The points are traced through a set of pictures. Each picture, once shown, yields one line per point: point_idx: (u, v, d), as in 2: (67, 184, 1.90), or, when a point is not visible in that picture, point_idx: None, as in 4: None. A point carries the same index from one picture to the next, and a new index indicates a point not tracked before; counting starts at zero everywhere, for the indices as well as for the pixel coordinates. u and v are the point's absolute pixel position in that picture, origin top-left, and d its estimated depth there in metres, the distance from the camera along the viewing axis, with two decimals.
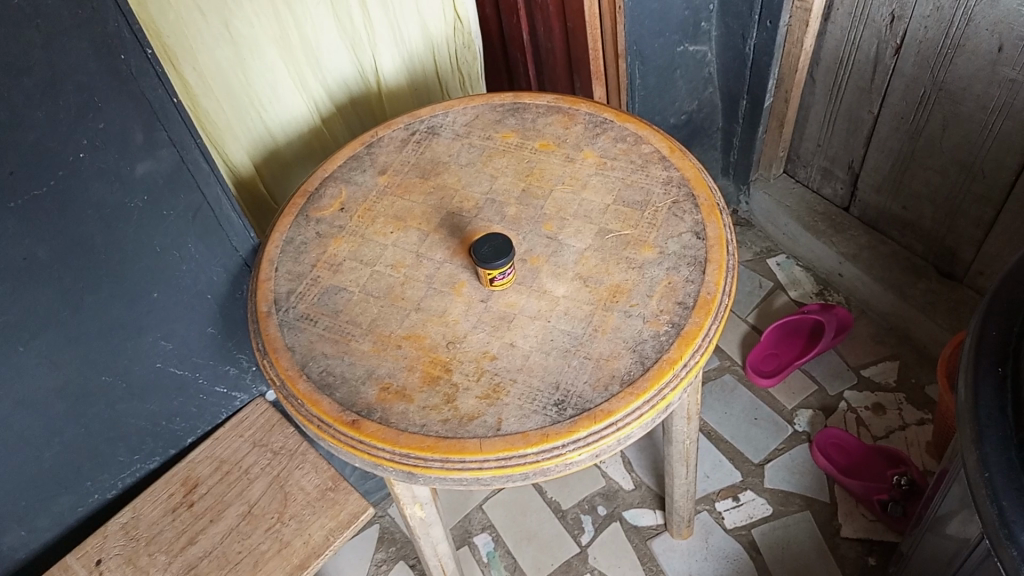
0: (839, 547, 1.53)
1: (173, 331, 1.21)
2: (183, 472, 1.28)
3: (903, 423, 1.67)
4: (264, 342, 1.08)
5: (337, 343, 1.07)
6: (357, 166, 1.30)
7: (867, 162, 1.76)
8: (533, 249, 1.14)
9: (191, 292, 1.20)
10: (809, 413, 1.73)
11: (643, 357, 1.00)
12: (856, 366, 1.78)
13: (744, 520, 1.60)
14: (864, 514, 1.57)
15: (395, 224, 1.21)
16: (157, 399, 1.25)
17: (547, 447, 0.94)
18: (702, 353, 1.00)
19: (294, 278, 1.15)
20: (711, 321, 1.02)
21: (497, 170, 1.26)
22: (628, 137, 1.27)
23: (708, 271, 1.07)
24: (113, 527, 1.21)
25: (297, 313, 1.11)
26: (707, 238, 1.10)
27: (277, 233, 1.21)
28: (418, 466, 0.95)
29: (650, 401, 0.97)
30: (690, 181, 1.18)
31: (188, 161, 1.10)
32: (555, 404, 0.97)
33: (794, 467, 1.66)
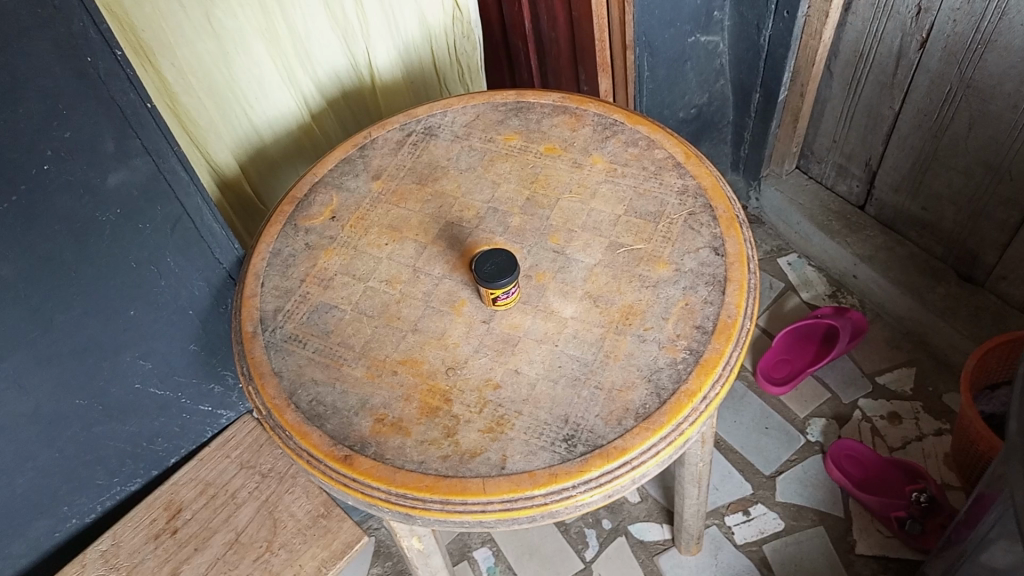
0: (853, 565, 1.47)
1: (152, 349, 1.13)
2: (166, 495, 1.19)
3: (920, 433, 1.60)
4: (250, 366, 1.00)
5: (328, 368, 0.99)
6: (350, 170, 1.21)
7: (886, 159, 1.68)
8: (539, 265, 1.06)
9: (171, 308, 1.12)
10: (822, 422, 1.66)
11: (659, 388, 0.92)
12: (871, 373, 1.71)
13: (755, 535, 1.54)
14: (880, 530, 1.51)
15: (390, 235, 1.13)
16: (136, 420, 1.17)
17: (555, 488, 0.87)
18: (723, 383, 0.93)
19: (281, 294, 1.07)
20: (732, 348, 0.94)
21: (500, 176, 1.17)
22: (639, 140, 1.18)
23: (729, 291, 0.99)
24: (93, 555, 1.13)
25: (285, 333, 1.03)
26: (726, 254, 1.02)
27: (264, 243, 1.13)
28: (416, 507, 0.88)
29: (667, 437, 0.89)
30: (708, 191, 1.10)
31: (165, 170, 1.01)
32: (564, 440, 0.90)
33: (807, 480, 1.59)
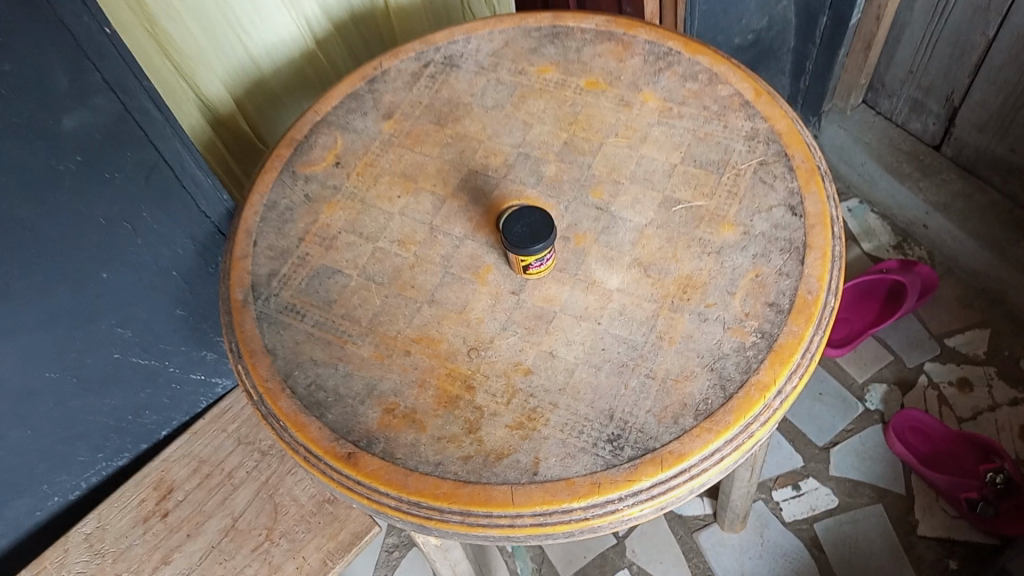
0: (914, 548, 1.34)
1: (133, 316, 0.99)
2: (157, 473, 1.07)
3: (993, 402, 1.44)
4: (238, 342, 0.86)
5: (330, 346, 0.84)
6: (357, 108, 1.04)
7: (972, 94, 1.47)
8: (579, 224, 0.90)
9: (151, 270, 0.97)
10: (883, 388, 1.50)
11: (723, 380, 0.77)
12: (939, 335, 1.53)
13: (805, 512, 1.40)
14: (945, 510, 1.37)
15: (403, 185, 0.96)
16: (119, 392, 1.03)
17: (598, 501, 0.72)
18: (802, 374, 0.77)
19: (276, 255, 0.92)
20: (813, 331, 0.79)
21: (532, 116, 1.00)
22: (699, 74, 0.99)
23: (810, 260, 0.82)
24: (76, 538, 1.02)
25: (280, 303, 0.88)
26: (805, 214, 0.85)
27: (256, 193, 0.97)
28: (431, 519, 0.74)
29: (734, 440, 0.74)
30: (783, 136, 0.92)
31: (133, 109, 0.85)
32: (609, 440, 0.75)
33: (864, 452, 1.44)
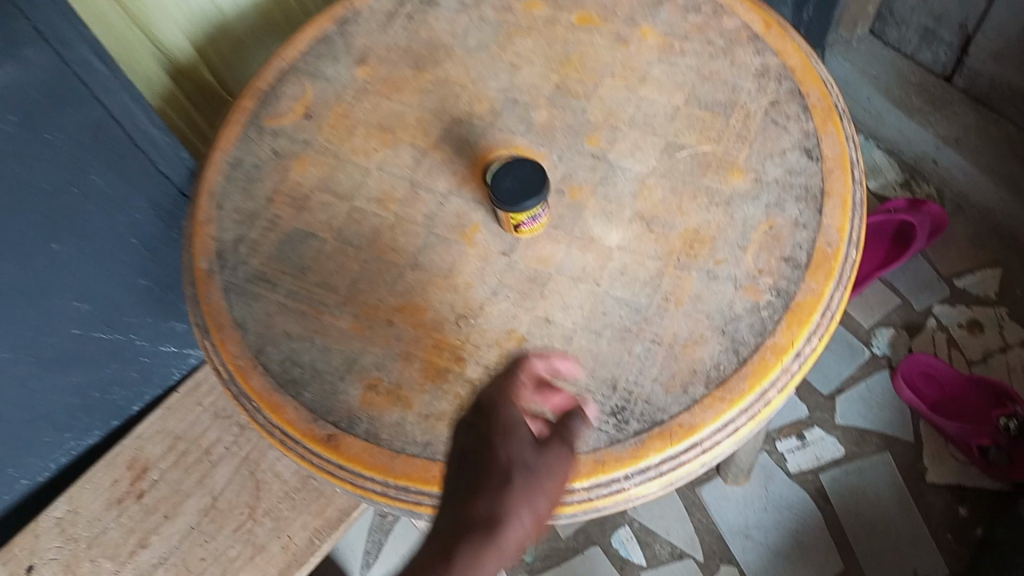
0: (924, 496, 1.27)
1: (90, 289, 0.92)
2: (129, 452, 1.00)
3: (1004, 344, 1.38)
4: (205, 316, 0.79)
5: (305, 318, 0.77)
6: (328, 53, 0.95)
7: (989, 21, 1.38)
8: (574, 175, 0.82)
9: (106, 239, 0.91)
10: (890, 332, 1.43)
11: (736, 343, 0.70)
12: (949, 275, 1.47)
13: (811, 463, 1.33)
14: (955, 456, 1.30)
15: (380, 138, 0.88)
16: (83, 369, 0.96)
17: (602, 481, 0.66)
18: (821, 335, 0.71)
19: (242, 219, 0.84)
20: (833, 288, 0.72)
21: (519, 57, 0.91)
22: (703, 6, 0.90)
23: (828, 209, 0.75)
24: (47, 523, 0.96)
25: (249, 272, 0.81)
26: (823, 157, 0.78)
27: (219, 150, 0.89)
28: (422, 504, 0.68)
29: (749, 409, 0.68)
30: (796, 73, 0.84)
31: (72, 61, 0.79)
32: (613, 413, 0.69)
33: (872, 400, 1.37)
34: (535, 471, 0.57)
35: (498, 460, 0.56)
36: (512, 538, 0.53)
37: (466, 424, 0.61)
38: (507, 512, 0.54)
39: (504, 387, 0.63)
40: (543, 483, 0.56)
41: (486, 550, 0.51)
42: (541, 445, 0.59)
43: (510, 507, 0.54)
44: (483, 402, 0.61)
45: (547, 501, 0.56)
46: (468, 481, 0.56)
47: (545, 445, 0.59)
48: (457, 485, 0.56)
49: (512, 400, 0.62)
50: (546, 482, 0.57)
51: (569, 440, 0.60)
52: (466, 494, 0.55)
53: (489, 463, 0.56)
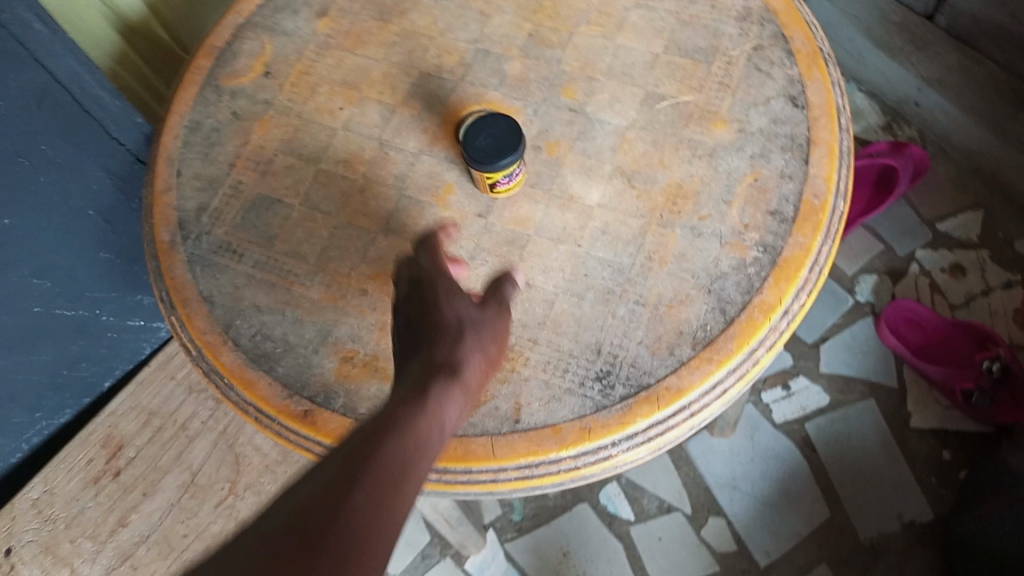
0: (908, 441, 1.25)
1: (48, 264, 0.88)
2: (104, 429, 0.97)
3: (987, 287, 1.36)
4: (169, 290, 0.75)
5: (275, 289, 0.74)
6: (286, 5, 0.90)
7: None
8: (551, 130, 0.78)
9: (62, 211, 0.87)
10: (874, 279, 1.40)
11: (723, 302, 0.68)
12: (931, 219, 1.44)
13: (796, 412, 1.29)
14: (939, 402, 1.27)
15: (346, 95, 0.84)
16: (47, 347, 0.92)
17: (588, 449, 0.64)
18: (810, 291, 0.69)
19: (204, 185, 0.80)
20: (822, 242, 0.70)
21: (489, 5, 0.86)
22: None
23: (815, 159, 0.73)
24: (23, 505, 0.94)
25: (214, 242, 0.77)
26: (808, 105, 0.75)
27: (176, 114, 0.84)
28: None
29: (737, 370, 0.66)
30: (780, 16, 0.80)
31: (9, 21, 0.74)
32: (598, 378, 0.66)
33: (856, 347, 1.34)
34: (480, 326, 0.62)
35: (447, 319, 0.60)
36: (471, 377, 0.58)
37: (405, 288, 0.64)
38: (463, 359, 0.58)
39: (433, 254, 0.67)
40: (490, 334, 0.62)
41: (454, 387, 0.56)
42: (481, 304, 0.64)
43: (464, 355, 0.59)
44: (420, 269, 0.65)
45: (495, 350, 0.62)
46: (421, 338, 0.60)
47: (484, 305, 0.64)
48: (413, 335, 0.60)
49: (445, 268, 0.66)
50: (493, 332, 0.62)
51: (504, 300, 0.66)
52: (423, 348, 0.59)
53: (438, 321, 0.60)
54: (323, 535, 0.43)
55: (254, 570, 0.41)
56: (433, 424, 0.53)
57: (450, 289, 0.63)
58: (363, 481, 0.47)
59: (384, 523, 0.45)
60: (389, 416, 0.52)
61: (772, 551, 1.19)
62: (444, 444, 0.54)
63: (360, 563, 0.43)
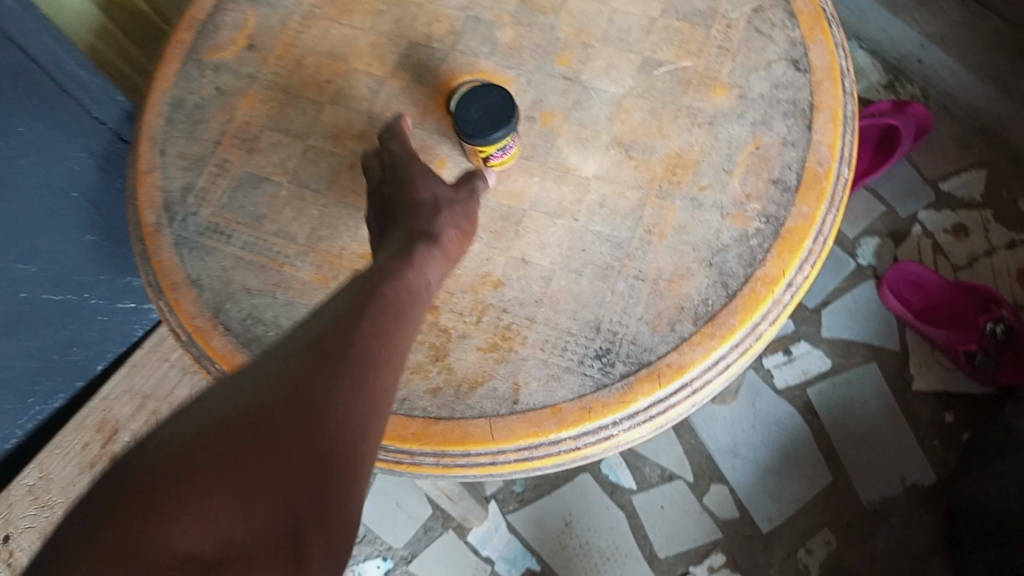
0: (911, 405, 1.22)
1: (34, 248, 0.86)
2: (98, 413, 0.95)
3: (990, 247, 1.32)
4: (156, 275, 0.73)
5: (264, 271, 0.72)
6: None
7: None
8: (545, 100, 0.76)
9: (45, 193, 0.85)
10: (876, 242, 1.35)
11: (725, 276, 0.66)
12: (934, 179, 1.39)
13: (798, 377, 1.26)
14: (941, 363, 1.24)
15: (333, 67, 0.81)
16: (37, 332, 0.91)
17: (588, 429, 0.63)
18: (814, 262, 0.67)
19: (189, 164, 0.77)
20: (826, 211, 0.68)
21: None
22: None
23: (818, 125, 0.70)
24: (20, 491, 0.92)
25: (201, 224, 0.75)
26: (811, 68, 0.73)
27: (157, 90, 0.81)
28: (402, 463, 0.65)
29: (740, 345, 0.65)
30: None
31: None
32: (597, 356, 0.65)
33: (858, 311, 1.30)
34: (456, 203, 0.64)
35: (422, 199, 0.63)
36: (448, 244, 0.60)
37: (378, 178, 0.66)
38: (440, 229, 0.60)
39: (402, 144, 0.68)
40: (464, 210, 0.64)
41: (434, 251, 0.58)
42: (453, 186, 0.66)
43: (440, 227, 0.61)
44: (391, 159, 0.67)
45: (470, 224, 0.64)
46: (398, 213, 0.62)
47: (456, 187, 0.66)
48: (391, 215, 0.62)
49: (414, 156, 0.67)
50: (465, 209, 0.64)
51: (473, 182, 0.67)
52: (401, 219, 0.61)
53: (414, 199, 0.62)
54: (334, 366, 0.45)
55: (273, 394, 0.43)
56: (420, 277, 0.55)
57: (422, 173, 0.65)
58: (368, 319, 0.49)
59: (388, 356, 0.48)
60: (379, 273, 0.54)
61: (774, 517, 1.16)
62: (430, 296, 0.56)
63: (371, 389, 0.46)
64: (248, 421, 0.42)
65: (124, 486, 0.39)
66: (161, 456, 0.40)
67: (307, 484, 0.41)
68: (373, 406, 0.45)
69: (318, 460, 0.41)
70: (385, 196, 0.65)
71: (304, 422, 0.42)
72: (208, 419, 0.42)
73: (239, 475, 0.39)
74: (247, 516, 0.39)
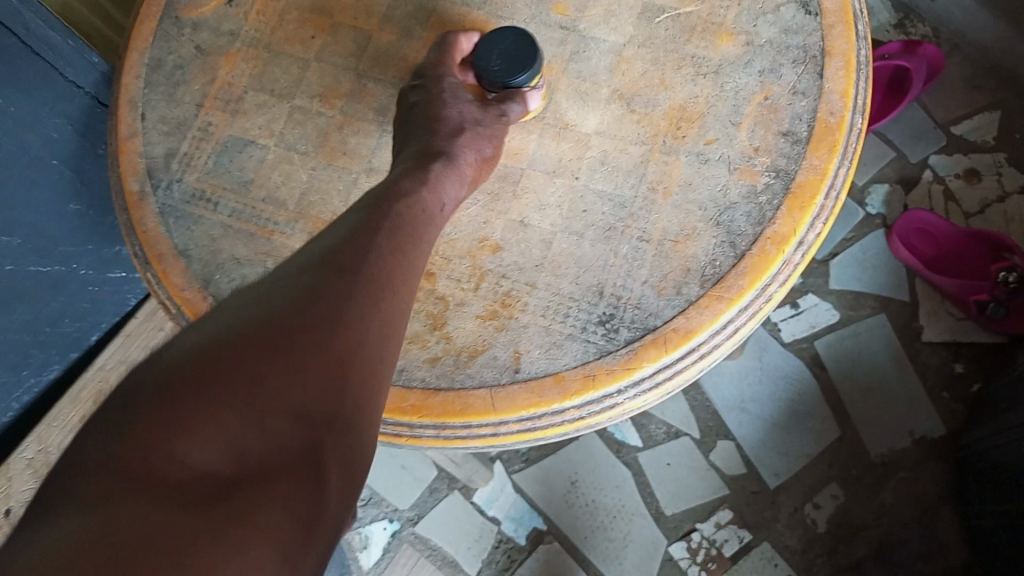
0: (920, 355, 1.20)
1: (14, 219, 0.83)
2: (93, 385, 0.94)
3: (1003, 192, 1.28)
4: (142, 245, 0.70)
5: (254, 240, 0.69)
6: None
7: None
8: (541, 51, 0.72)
9: (24, 161, 0.81)
10: (885, 189, 1.31)
11: (733, 235, 0.63)
12: (945, 122, 1.34)
13: (805, 330, 1.23)
14: (951, 313, 1.21)
15: (317, 22, 0.77)
16: (27, 304, 0.88)
17: (592, 398, 0.61)
18: (826, 219, 0.64)
19: (171, 129, 0.74)
20: (839, 164, 0.64)
21: None
22: None
23: (830, 72, 0.67)
24: (18, 465, 0.89)
25: (185, 191, 0.72)
26: (822, 11, 0.69)
27: (134, 51, 0.77)
28: (401, 436, 0.63)
29: (749, 307, 0.62)
30: None
31: None
32: (600, 323, 0.62)
33: (867, 261, 1.26)
34: (481, 125, 0.62)
35: (447, 116, 0.61)
36: (468, 165, 0.59)
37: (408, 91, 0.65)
38: (457, 151, 0.59)
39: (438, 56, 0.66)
40: (488, 132, 0.62)
41: (454, 170, 0.57)
42: (481, 104, 0.64)
43: (462, 146, 0.59)
44: (423, 74, 0.65)
45: (492, 147, 0.62)
46: (420, 128, 0.61)
47: (484, 105, 0.64)
48: (417, 127, 0.61)
49: (446, 70, 0.65)
50: (489, 130, 0.62)
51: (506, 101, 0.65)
52: (425, 133, 0.60)
53: (438, 115, 0.61)
54: (350, 278, 0.44)
55: (292, 295, 0.42)
56: (434, 196, 0.54)
57: (450, 89, 0.63)
58: (382, 238, 0.48)
59: (402, 276, 0.47)
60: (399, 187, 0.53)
61: (782, 472, 1.15)
62: (443, 220, 0.55)
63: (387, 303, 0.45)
64: (264, 331, 0.40)
65: (133, 393, 0.37)
66: (183, 355, 0.39)
67: (326, 398, 0.39)
68: (388, 325, 0.44)
69: (335, 376, 0.40)
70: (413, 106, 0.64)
71: (321, 335, 0.41)
72: (224, 330, 0.40)
73: (260, 384, 0.38)
74: (265, 429, 0.36)
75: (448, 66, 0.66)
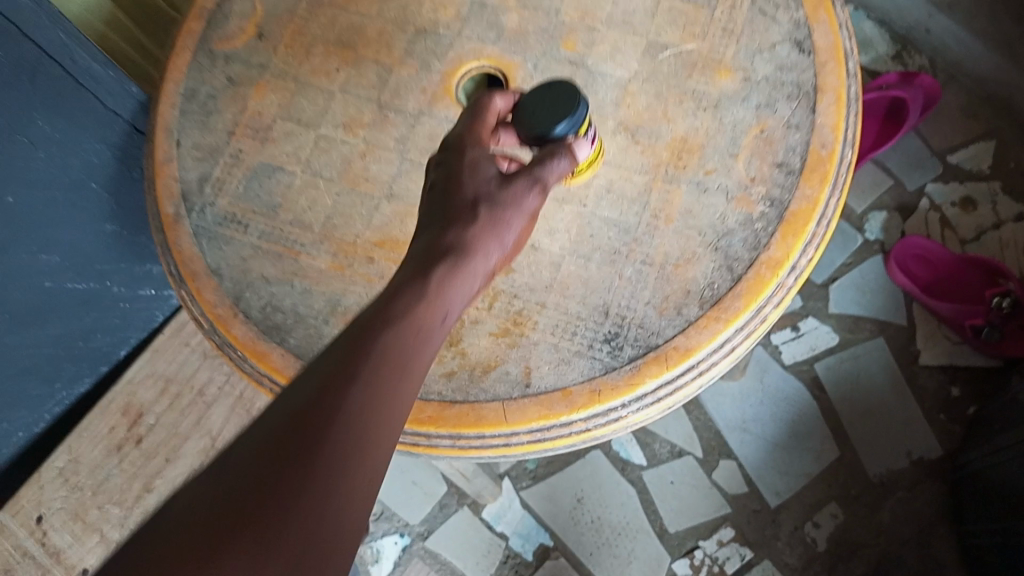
0: (917, 378, 1.23)
1: (55, 239, 0.88)
2: (122, 398, 0.99)
3: (998, 220, 1.32)
4: (177, 264, 0.75)
5: (282, 260, 0.74)
6: None
7: None
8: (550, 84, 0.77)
9: (64, 185, 0.86)
10: (884, 216, 1.35)
11: (730, 259, 0.67)
12: (942, 151, 1.38)
13: (806, 353, 1.27)
14: (948, 337, 1.25)
15: (341, 55, 0.82)
16: (62, 320, 0.93)
17: (597, 411, 0.65)
18: (818, 245, 0.68)
19: (204, 156, 0.79)
20: (830, 192, 0.69)
21: None
22: None
23: (822, 107, 0.71)
24: (50, 474, 0.93)
25: (218, 214, 0.76)
26: (815, 49, 0.73)
27: (170, 82, 0.82)
28: (420, 445, 0.67)
29: (745, 327, 0.66)
30: None
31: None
32: (606, 340, 0.67)
33: (865, 286, 1.30)
34: (500, 205, 0.53)
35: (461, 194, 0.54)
36: (479, 266, 0.50)
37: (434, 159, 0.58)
38: (469, 241, 0.51)
39: (473, 120, 0.60)
40: (509, 218, 0.53)
41: (461, 273, 0.49)
42: (508, 179, 0.55)
43: (476, 241, 0.51)
44: (450, 140, 0.58)
45: (513, 236, 0.53)
46: (432, 214, 0.53)
47: (510, 180, 0.55)
48: (430, 212, 0.53)
49: (477, 137, 0.58)
50: (511, 217, 0.53)
51: (539, 177, 0.55)
52: (438, 222, 0.52)
53: (451, 197, 0.54)
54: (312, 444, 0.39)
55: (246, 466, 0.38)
56: (433, 310, 0.47)
57: (473, 163, 0.56)
58: (360, 382, 0.42)
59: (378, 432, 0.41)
60: (390, 304, 0.46)
61: (783, 491, 1.19)
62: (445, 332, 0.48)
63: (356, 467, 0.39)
64: (205, 535, 0.35)
65: None
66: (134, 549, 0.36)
67: None
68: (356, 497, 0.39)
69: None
70: (432, 184, 0.56)
71: (269, 534, 0.36)
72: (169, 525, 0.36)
73: None
74: None
75: (480, 130, 0.59)
